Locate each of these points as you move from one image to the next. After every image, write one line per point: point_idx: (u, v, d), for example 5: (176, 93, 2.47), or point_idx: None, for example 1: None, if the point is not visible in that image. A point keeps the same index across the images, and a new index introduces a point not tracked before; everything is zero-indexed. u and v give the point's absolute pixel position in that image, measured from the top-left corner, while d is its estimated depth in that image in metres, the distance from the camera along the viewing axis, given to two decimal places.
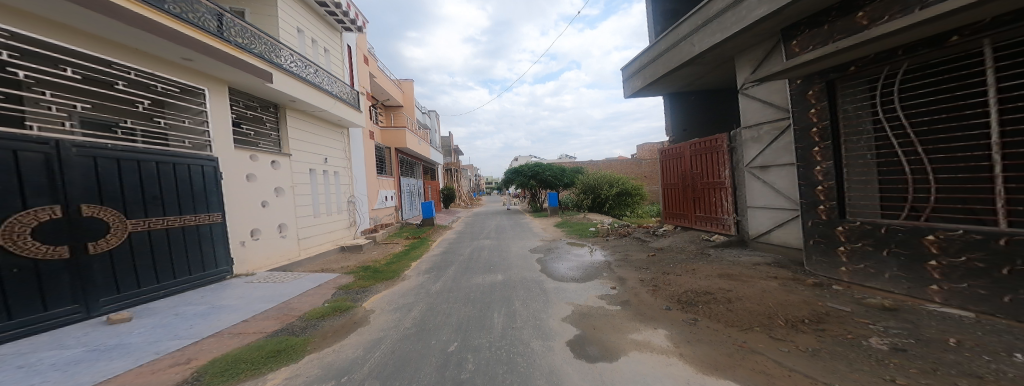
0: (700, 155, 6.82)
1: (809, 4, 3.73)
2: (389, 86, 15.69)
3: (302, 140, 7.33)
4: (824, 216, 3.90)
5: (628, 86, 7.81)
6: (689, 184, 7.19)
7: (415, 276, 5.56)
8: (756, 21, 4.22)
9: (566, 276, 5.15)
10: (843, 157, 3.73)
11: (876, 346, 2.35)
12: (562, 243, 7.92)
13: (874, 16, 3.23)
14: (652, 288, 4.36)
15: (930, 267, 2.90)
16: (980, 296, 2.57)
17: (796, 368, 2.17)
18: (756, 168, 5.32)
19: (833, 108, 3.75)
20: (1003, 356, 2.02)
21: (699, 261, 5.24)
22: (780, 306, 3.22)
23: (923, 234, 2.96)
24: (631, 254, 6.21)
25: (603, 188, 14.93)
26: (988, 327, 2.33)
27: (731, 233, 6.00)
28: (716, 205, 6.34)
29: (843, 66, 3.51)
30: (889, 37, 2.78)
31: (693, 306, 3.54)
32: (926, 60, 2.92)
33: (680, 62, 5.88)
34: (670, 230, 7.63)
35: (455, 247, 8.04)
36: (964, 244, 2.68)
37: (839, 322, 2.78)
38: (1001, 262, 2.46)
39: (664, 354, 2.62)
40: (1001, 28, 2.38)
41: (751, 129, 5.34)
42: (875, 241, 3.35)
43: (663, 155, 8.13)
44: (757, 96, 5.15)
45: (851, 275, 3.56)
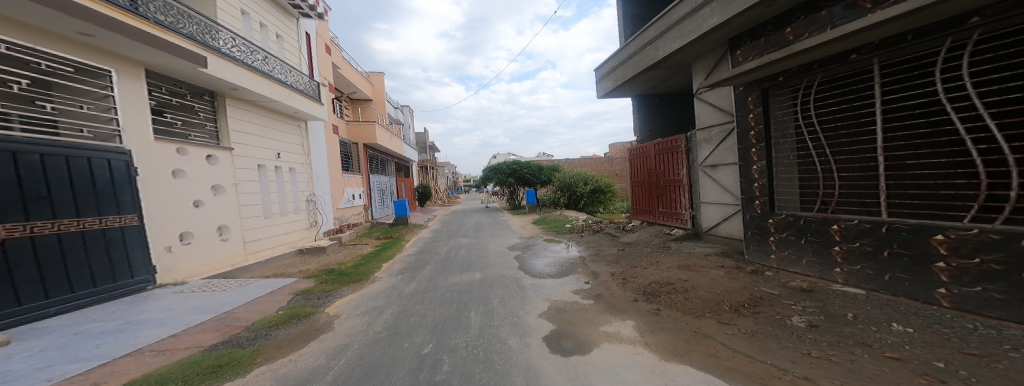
0: (662, 154, 7.26)
1: (752, 18, 4.13)
2: (356, 78, 14.75)
3: (247, 133, 6.64)
4: (759, 209, 4.35)
5: (601, 87, 8.08)
6: (653, 182, 7.63)
7: (387, 277, 5.34)
8: (709, 29, 4.59)
9: (544, 272, 5.26)
10: (774, 157, 4.19)
11: (797, 324, 2.69)
12: (539, 240, 8.02)
13: (799, 32, 3.71)
14: (622, 281, 4.60)
15: (835, 252, 3.37)
16: (868, 275, 3.05)
17: (739, 349, 2.41)
18: (708, 167, 5.80)
19: (767, 113, 4.21)
20: (884, 326, 2.42)
21: (662, 253, 5.62)
22: (726, 293, 3.56)
23: (830, 224, 3.43)
24: (603, 249, 6.49)
25: (578, 186, 15.38)
26: (875, 301, 2.79)
27: (687, 226, 6.48)
28: (676, 201, 6.80)
29: (774, 76, 3.97)
30: (807, 52, 3.19)
31: (656, 297, 3.80)
32: (834, 74, 3.40)
33: (646, 66, 6.20)
34: (637, 225, 8.06)
35: (431, 247, 7.82)
36: (858, 232, 3.15)
37: (770, 304, 3.14)
38: (884, 246, 2.94)
39: (631, 344, 2.78)
40: (886, 49, 2.84)
41: (704, 131, 5.80)
42: (796, 231, 3.82)
43: (631, 154, 8.53)
44: (709, 100, 5.59)
45: (779, 261, 4.03)
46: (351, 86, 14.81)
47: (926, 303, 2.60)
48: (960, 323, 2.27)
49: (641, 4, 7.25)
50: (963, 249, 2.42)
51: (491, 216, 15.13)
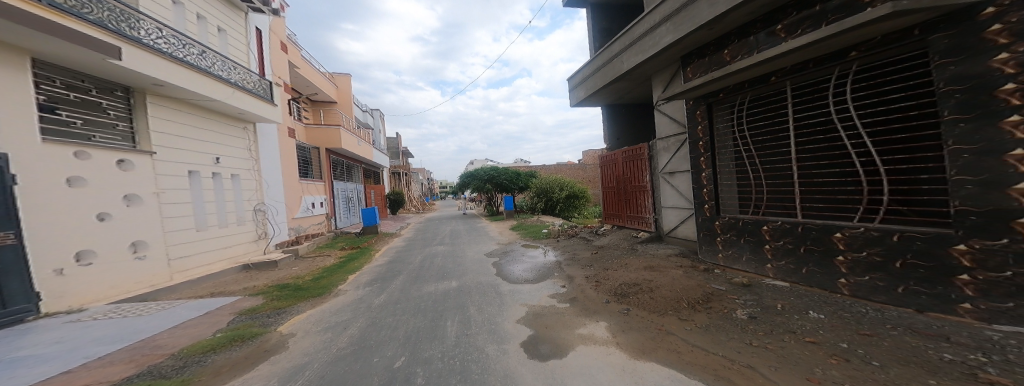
0: (628, 162, 7.69)
1: (699, 38, 4.61)
2: (317, 79, 13.94)
3: (177, 135, 5.93)
4: (707, 212, 4.80)
5: (573, 96, 8.42)
6: (621, 188, 8.04)
7: (354, 290, 5.03)
8: (665, 46, 5.02)
9: (521, 278, 5.30)
10: (718, 165, 4.66)
11: (739, 316, 3.01)
12: (517, 246, 8.06)
13: (734, 54, 4.32)
14: (595, 283, 4.77)
15: (766, 249, 3.86)
16: (789, 269, 3.58)
17: (697, 344, 2.63)
18: (667, 174, 6.25)
19: (711, 126, 4.67)
20: (803, 313, 2.81)
21: (630, 255, 5.93)
22: (683, 290, 3.84)
23: (761, 225, 3.94)
24: (578, 253, 6.69)
25: (554, 192, 15.72)
26: (796, 292, 3.26)
27: (651, 230, 6.90)
28: (641, 206, 7.22)
29: (716, 93, 4.48)
30: (742, 71, 3.66)
31: (626, 297, 3.99)
32: (761, 93, 3.94)
33: (613, 78, 6.59)
34: (608, 229, 8.41)
35: (404, 256, 7.51)
36: (781, 231, 3.68)
37: (719, 300, 3.46)
38: (801, 243, 3.45)
39: (605, 344, 2.89)
40: (796, 74, 3.42)
41: (664, 141, 6.26)
42: (736, 232, 4.28)
43: (602, 161, 8.91)
44: (667, 112, 6.06)
45: (724, 260, 4.48)
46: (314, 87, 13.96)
47: (835, 292, 3.09)
48: (856, 307, 2.73)
49: (607, 20, 7.73)
50: (855, 244, 2.94)
51: (466, 224, 14.87)
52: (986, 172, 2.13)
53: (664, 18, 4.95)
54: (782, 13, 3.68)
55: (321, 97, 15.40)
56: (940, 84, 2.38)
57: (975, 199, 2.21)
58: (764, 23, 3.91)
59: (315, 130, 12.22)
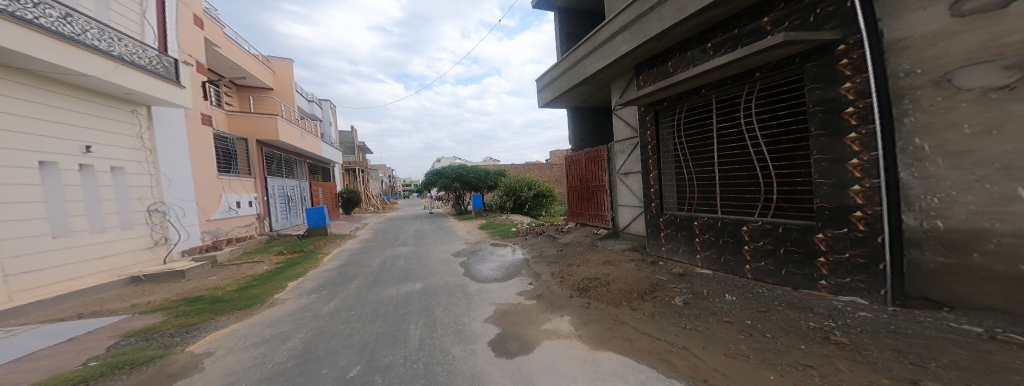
0: (590, 162, 8.07)
1: (648, 50, 5.01)
2: (244, 60, 12.38)
3: (30, 117, 4.59)
4: (654, 210, 5.25)
5: (541, 97, 8.58)
6: (584, 187, 8.42)
7: (297, 298, 4.61)
8: (620, 54, 5.34)
9: (489, 277, 5.30)
10: (663, 167, 5.10)
11: (676, 303, 3.43)
12: (485, 244, 8.03)
13: (676, 66, 4.78)
14: (560, 279, 4.96)
15: (696, 242, 4.48)
16: (711, 259, 4.22)
17: (645, 331, 2.94)
18: (622, 174, 6.69)
19: (657, 131, 5.10)
20: (718, 297, 3.40)
21: (591, 251, 6.26)
22: (631, 281, 4.14)
23: (692, 221, 4.55)
24: (544, 250, 6.88)
25: (522, 190, 15.84)
26: (716, 279, 3.90)
27: (609, 226, 7.33)
28: (601, 204, 7.64)
29: (661, 101, 4.94)
30: (684, 82, 4.08)
31: (586, 291, 4.20)
32: (696, 103, 4.47)
33: (578, 81, 6.83)
34: (572, 227, 8.74)
35: (363, 258, 7.05)
36: (707, 227, 4.28)
37: (662, 290, 3.84)
38: (721, 236, 4.08)
39: (568, 338, 3.03)
40: (720, 88, 3.99)
41: (622, 143, 6.61)
42: (676, 227, 4.80)
43: (568, 160, 9.19)
44: (623, 117, 6.46)
45: (666, 252, 5.03)
46: (242, 70, 12.43)
47: (744, 277, 3.75)
48: (754, 288, 3.42)
49: (570, 24, 7.99)
50: (756, 235, 3.62)
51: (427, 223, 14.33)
52: (835, 176, 2.84)
53: (622, 28, 5.21)
54: (710, 34, 4.23)
55: (252, 82, 13.71)
56: (810, 105, 3.02)
57: (828, 198, 2.91)
58: (697, 41, 4.42)
59: (248, 119, 11.02)
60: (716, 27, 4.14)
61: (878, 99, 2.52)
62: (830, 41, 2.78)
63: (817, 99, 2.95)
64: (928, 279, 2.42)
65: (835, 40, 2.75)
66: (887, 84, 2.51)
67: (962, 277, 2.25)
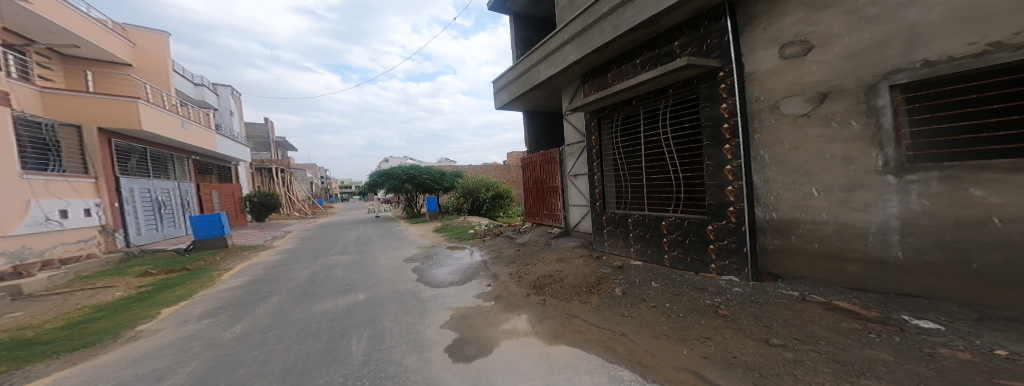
0: (544, 164, 8.36)
1: (592, 61, 5.41)
2: (82, 25, 9.37)
3: None
4: (598, 209, 5.71)
5: (498, 99, 8.62)
6: (538, 187, 8.68)
7: (198, 319, 3.78)
8: (569, 63, 5.64)
9: (446, 281, 5.16)
10: (605, 170, 5.57)
11: (617, 293, 3.79)
12: (440, 248, 7.80)
13: (615, 78, 5.21)
14: (517, 279, 5.04)
15: (629, 236, 5.04)
16: (641, 251, 4.82)
17: (591, 321, 3.19)
18: (573, 176, 7.05)
19: (600, 136, 5.56)
20: (644, 283, 3.95)
21: (546, 250, 6.49)
22: (581, 276, 4.41)
23: (625, 218, 5.11)
24: (502, 251, 6.95)
25: (478, 192, 15.72)
26: (645, 268, 4.47)
27: (562, 225, 7.65)
28: (554, 204, 7.95)
29: (603, 109, 5.36)
30: (620, 93, 4.51)
31: (541, 290, 4.33)
32: (631, 113, 4.96)
33: (532, 86, 7.00)
34: (529, 227, 8.95)
35: (303, 270, 6.32)
36: (638, 223, 4.84)
37: (607, 282, 4.16)
38: (648, 230, 4.69)
39: (525, 336, 3.11)
40: (649, 99, 4.50)
41: (572, 147, 6.94)
42: (615, 223, 5.29)
43: (524, 162, 9.39)
44: (572, 122, 6.81)
45: (607, 247, 5.51)
46: (82, 40, 9.40)
47: (664, 265, 4.40)
48: (670, 275, 4.05)
49: (523, 30, 8.19)
50: (672, 228, 4.28)
51: (373, 229, 13.33)
52: (717, 178, 3.64)
53: (571, 37, 5.50)
54: (639, 51, 4.75)
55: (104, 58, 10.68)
56: (706, 121, 3.74)
57: (715, 196, 3.68)
58: (629, 56, 4.94)
59: (91, 101, 8.48)
60: (643, 45, 4.67)
61: (742, 119, 3.36)
62: (714, 68, 3.56)
63: (707, 116, 3.71)
64: (787, 258, 3.18)
65: (716, 68, 3.54)
66: (748, 107, 3.42)
67: (803, 256, 3.06)
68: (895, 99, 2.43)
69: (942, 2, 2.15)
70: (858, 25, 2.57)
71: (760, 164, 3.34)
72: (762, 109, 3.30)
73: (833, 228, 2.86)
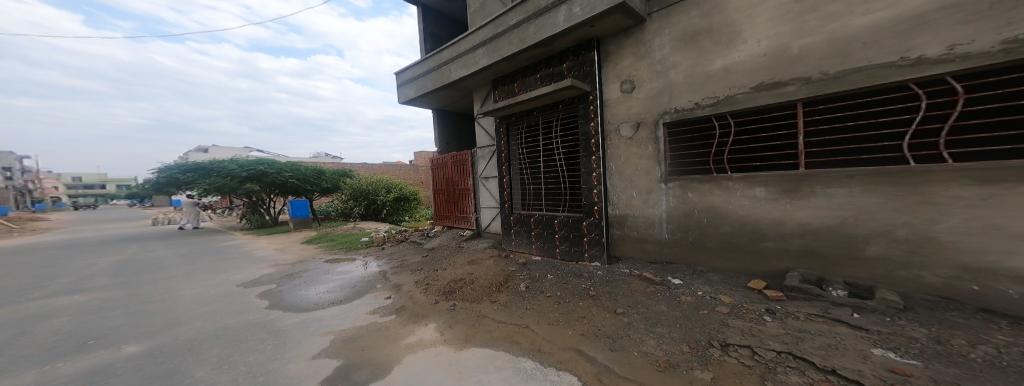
0: (455, 165, 8.01)
1: (502, 69, 5.44)
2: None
3: None
4: (507, 210, 5.74)
5: (402, 93, 7.80)
6: (450, 189, 8.25)
7: None
8: (482, 68, 5.49)
9: (327, 299, 4.24)
10: (512, 173, 5.66)
11: (523, 289, 3.86)
12: (323, 262, 6.49)
13: (522, 88, 5.38)
14: (426, 286, 4.59)
15: (532, 235, 5.28)
16: (542, 247, 5.11)
17: (502, 319, 3.13)
18: (485, 178, 6.93)
19: (507, 142, 5.61)
20: (543, 275, 4.21)
21: (457, 253, 6.19)
22: (492, 275, 4.32)
23: (529, 218, 5.32)
24: (408, 258, 6.28)
25: (376, 194, 14.07)
26: (546, 262, 4.74)
27: (474, 227, 7.45)
28: (466, 206, 7.69)
29: (511, 115, 5.43)
30: (527, 102, 4.66)
31: (453, 293, 4.02)
32: (534, 122, 5.18)
33: (442, 85, 6.59)
34: (439, 230, 8.43)
35: (85, 302, 4.21)
36: (540, 222, 5.11)
37: (515, 280, 4.17)
38: (547, 229, 5.02)
39: (433, 346, 2.78)
40: (552, 110, 4.77)
41: (485, 150, 6.82)
42: (521, 223, 5.46)
43: (434, 163, 8.79)
44: (484, 125, 6.72)
45: (514, 245, 5.65)
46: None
47: (556, 258, 4.88)
48: (559, 265, 4.51)
49: (431, 23, 7.67)
50: (566, 226, 4.72)
51: (218, 242, 10.01)
52: (586, 183, 4.43)
53: (481, 42, 5.36)
54: (542, 66, 5.00)
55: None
56: (585, 136, 4.38)
57: (587, 197, 4.43)
58: (531, 70, 5.20)
59: None
60: (542, 62, 5.01)
61: (599, 138, 4.22)
62: (585, 92, 4.31)
63: (583, 131, 4.40)
64: (665, 248, 3.81)
65: (587, 92, 4.30)
66: (608, 127, 4.20)
67: (674, 245, 3.72)
68: (665, 132, 3.70)
69: (722, 59, 3.19)
70: (680, 63, 3.51)
71: (609, 173, 4.23)
72: (611, 130, 4.16)
73: (641, 218, 3.98)
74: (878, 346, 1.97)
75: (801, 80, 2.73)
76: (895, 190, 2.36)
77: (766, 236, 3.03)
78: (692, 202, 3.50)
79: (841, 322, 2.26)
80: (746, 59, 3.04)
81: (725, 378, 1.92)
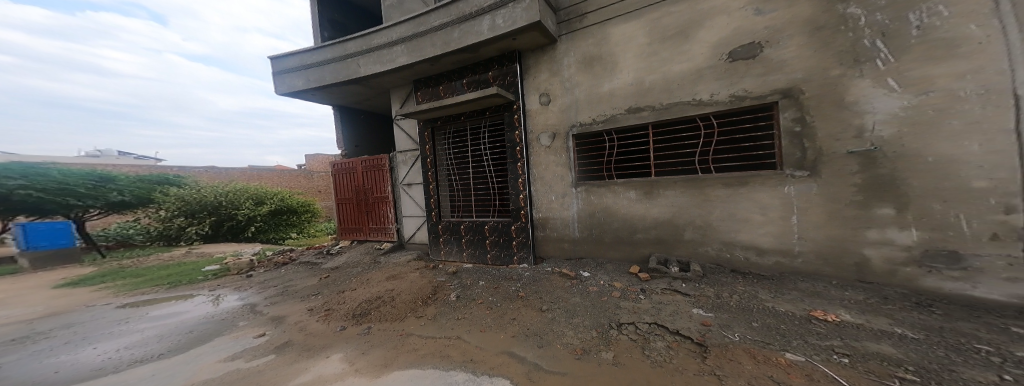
0: (368, 171, 7.21)
1: (424, 69, 5.16)
2: None
3: None
4: (434, 218, 5.44)
5: (287, 82, 6.39)
6: (362, 198, 7.40)
7: None
8: (401, 66, 5.09)
9: (135, 356, 3.02)
10: (438, 179, 5.40)
11: (452, 298, 3.71)
12: (148, 302, 4.83)
13: (447, 91, 5.23)
14: (324, 313, 3.90)
15: (462, 242, 5.12)
16: (473, 254, 4.99)
17: (429, 334, 2.92)
18: (406, 185, 6.47)
19: (434, 146, 5.35)
20: (473, 282, 4.12)
21: (371, 270, 5.53)
22: (418, 288, 4.00)
23: (459, 225, 5.15)
24: (295, 284, 5.33)
25: (240, 206, 10.78)
26: (478, 268, 4.66)
27: (394, 239, 6.86)
28: (383, 216, 7.02)
29: (436, 119, 5.19)
30: (452, 106, 4.52)
31: (366, 315, 3.58)
32: (460, 127, 5.08)
33: (348, 79, 5.76)
34: (346, 246, 7.46)
35: None
36: (470, 229, 5.00)
37: (443, 290, 3.96)
38: (477, 235, 4.94)
39: (342, 380, 2.35)
40: (478, 117, 4.75)
41: (404, 154, 6.39)
42: (449, 231, 5.25)
43: (336, 166, 7.74)
44: (405, 128, 6.28)
45: (443, 255, 5.37)
46: None
47: (488, 264, 4.83)
48: (491, 270, 4.47)
49: (335, 11, 6.83)
50: (495, 231, 4.72)
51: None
52: (512, 189, 4.53)
53: (399, 39, 4.96)
54: (468, 71, 4.96)
55: None
56: (510, 144, 4.47)
57: (513, 202, 4.53)
58: (456, 75, 5.10)
59: None
60: (467, 68, 4.95)
61: (524, 145, 4.36)
62: (511, 101, 4.42)
63: (508, 139, 4.50)
64: (584, 247, 4.14)
65: (512, 101, 4.43)
66: (527, 136, 4.41)
67: (592, 243, 4.08)
68: (573, 143, 4.12)
69: (630, 73, 3.65)
70: (596, 77, 3.89)
71: (531, 178, 4.40)
72: (532, 139, 4.37)
73: (559, 221, 4.29)
74: (695, 306, 2.76)
75: (671, 102, 3.40)
76: (699, 192, 3.31)
77: (662, 229, 3.57)
78: (592, 204, 4.01)
79: (679, 292, 3.01)
80: (649, 76, 3.54)
81: (621, 355, 2.26)
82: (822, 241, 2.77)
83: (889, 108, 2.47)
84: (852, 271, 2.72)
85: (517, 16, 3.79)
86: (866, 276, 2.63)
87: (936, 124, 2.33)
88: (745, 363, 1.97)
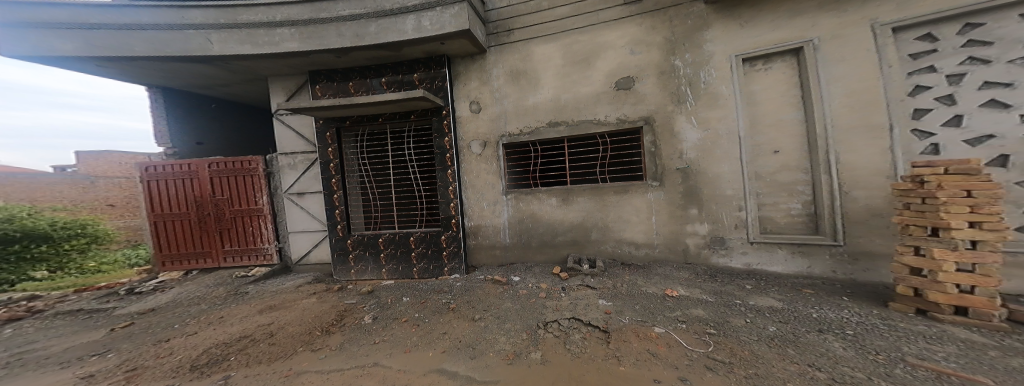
0: (220, 177, 5.13)
1: (324, 60, 4.41)
2: None
3: None
4: (341, 232, 4.76)
5: (45, 40, 3.94)
6: (207, 214, 5.18)
7: None
8: (289, 53, 4.14)
9: None
10: (348, 187, 4.79)
11: (366, 321, 3.28)
12: None
13: (358, 88, 4.69)
14: (132, 373, 2.52)
15: (382, 258, 4.64)
16: (396, 269, 4.60)
17: (330, 368, 2.45)
18: (294, 195, 5.05)
19: (340, 150, 4.72)
20: (394, 301, 3.73)
21: (229, 304, 3.95)
22: (316, 317, 3.40)
23: (377, 239, 4.66)
24: (42, 349, 3.02)
25: None
26: (401, 285, 4.28)
27: (273, 262, 5.20)
28: (252, 235, 5.17)
29: (343, 119, 4.60)
30: (369, 106, 4.10)
31: (220, 362, 2.62)
32: (376, 131, 4.66)
33: (186, 54, 4.08)
34: (171, 280, 5.02)
35: None
36: (392, 242, 4.59)
37: (352, 314, 3.47)
38: (399, 247, 4.58)
39: None
40: (398, 120, 4.46)
41: (289, 157, 5.05)
42: (364, 246, 4.70)
43: (152, 169, 5.18)
44: (292, 125, 5.04)
45: (357, 274, 4.75)
46: None
47: (413, 278, 4.52)
48: (417, 285, 4.18)
49: None
50: (421, 243, 4.46)
51: None
52: (445, 196, 4.33)
53: (287, 20, 4.03)
54: (386, 70, 4.60)
55: None
56: (439, 150, 4.29)
57: (444, 211, 4.33)
58: (374, 72, 4.64)
59: None
60: (387, 66, 4.59)
61: (455, 152, 4.29)
62: (439, 106, 4.26)
63: (438, 145, 4.29)
64: (515, 250, 4.26)
65: (440, 106, 4.26)
66: (458, 143, 4.36)
67: (521, 249, 4.24)
68: (504, 152, 4.25)
69: (552, 90, 3.99)
70: (522, 90, 4.11)
71: (463, 186, 4.35)
72: (463, 147, 4.32)
73: (491, 228, 4.32)
74: (602, 297, 3.13)
75: (590, 121, 3.85)
76: (616, 197, 3.81)
77: (584, 231, 3.98)
78: (521, 211, 4.17)
79: (588, 286, 3.38)
80: (568, 94, 3.94)
81: (549, 352, 2.38)
82: (666, 235, 3.66)
83: (717, 131, 3.40)
84: (724, 260, 3.48)
85: (446, 21, 3.72)
86: (716, 264, 3.51)
87: (710, 153, 3.44)
88: (632, 341, 2.39)
